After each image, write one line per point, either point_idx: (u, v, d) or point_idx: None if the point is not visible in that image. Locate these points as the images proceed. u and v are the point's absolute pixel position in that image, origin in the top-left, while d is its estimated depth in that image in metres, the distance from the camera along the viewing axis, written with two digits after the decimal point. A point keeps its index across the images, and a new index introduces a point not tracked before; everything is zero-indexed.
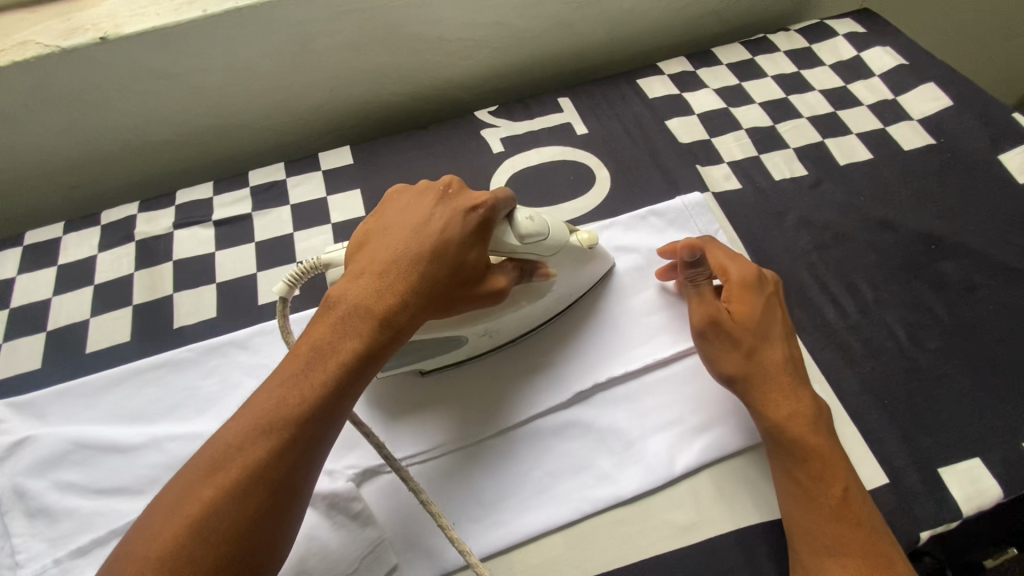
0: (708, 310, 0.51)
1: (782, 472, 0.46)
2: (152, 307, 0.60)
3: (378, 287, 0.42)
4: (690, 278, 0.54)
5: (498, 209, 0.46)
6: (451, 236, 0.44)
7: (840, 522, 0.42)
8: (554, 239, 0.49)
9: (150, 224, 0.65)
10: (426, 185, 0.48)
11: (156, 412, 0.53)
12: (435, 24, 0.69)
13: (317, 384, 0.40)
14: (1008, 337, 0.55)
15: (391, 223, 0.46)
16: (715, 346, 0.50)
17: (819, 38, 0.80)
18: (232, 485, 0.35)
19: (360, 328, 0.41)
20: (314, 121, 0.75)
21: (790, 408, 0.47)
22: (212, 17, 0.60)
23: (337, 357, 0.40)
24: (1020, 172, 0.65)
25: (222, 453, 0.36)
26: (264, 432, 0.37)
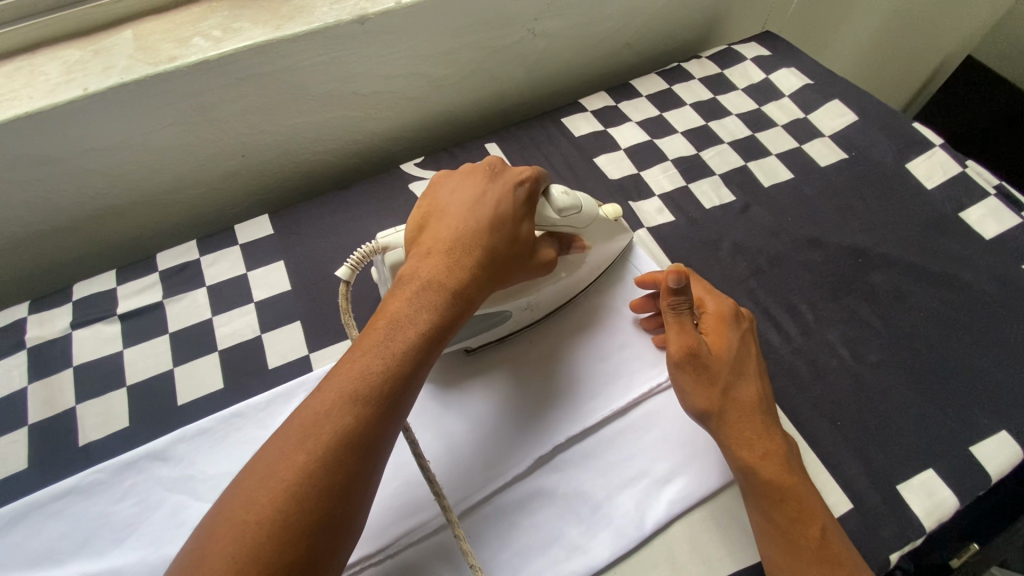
0: (687, 342, 0.48)
1: (760, 515, 0.44)
2: (52, 424, 0.53)
3: (449, 261, 0.44)
4: (672, 306, 0.49)
5: (541, 185, 0.49)
6: (505, 209, 0.47)
7: (822, 564, 0.41)
8: (588, 213, 0.51)
9: (43, 327, 0.58)
10: (471, 168, 0.50)
11: (61, 551, 0.46)
12: (349, 80, 0.66)
13: (398, 352, 0.39)
14: (939, 341, 0.57)
15: (450, 204, 0.48)
16: (693, 384, 0.48)
17: (729, 63, 0.83)
18: (324, 452, 0.35)
19: (434, 299, 0.42)
20: (230, 188, 0.70)
21: (763, 447, 0.45)
22: (94, 96, 0.54)
23: (416, 326, 0.41)
24: (926, 179, 0.69)
25: (312, 422, 0.36)
26: (352, 401, 0.37)
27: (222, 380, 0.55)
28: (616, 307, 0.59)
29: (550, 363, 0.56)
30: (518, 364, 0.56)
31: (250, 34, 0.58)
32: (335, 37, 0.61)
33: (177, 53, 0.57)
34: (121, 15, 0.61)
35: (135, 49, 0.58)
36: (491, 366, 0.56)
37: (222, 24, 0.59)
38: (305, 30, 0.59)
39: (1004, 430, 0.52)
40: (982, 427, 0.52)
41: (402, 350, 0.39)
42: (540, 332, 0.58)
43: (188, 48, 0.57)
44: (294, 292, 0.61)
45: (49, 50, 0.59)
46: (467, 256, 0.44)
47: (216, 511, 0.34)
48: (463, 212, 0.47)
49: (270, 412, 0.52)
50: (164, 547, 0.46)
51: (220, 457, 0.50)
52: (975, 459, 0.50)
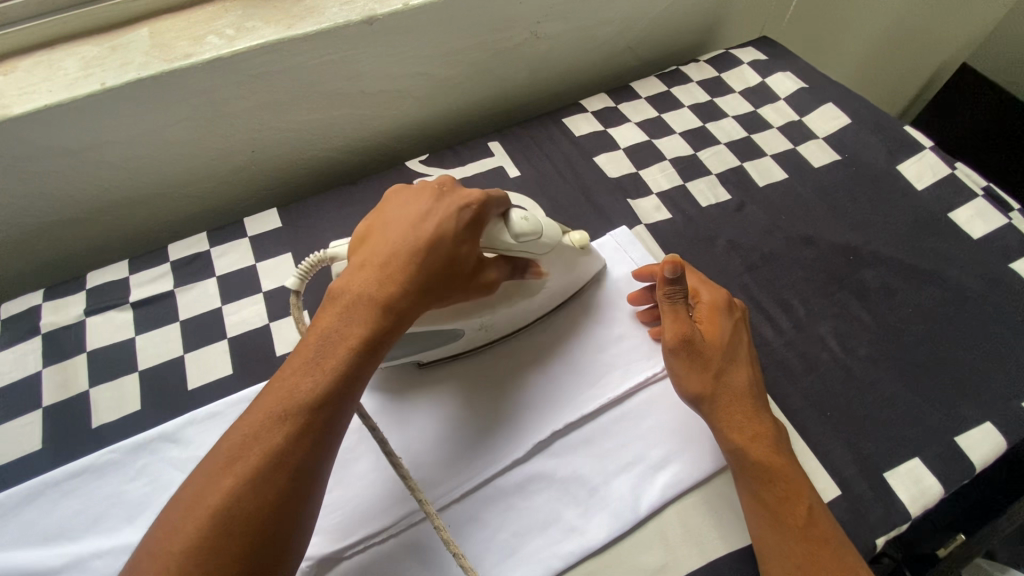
0: (682, 329, 0.50)
1: (749, 496, 0.46)
2: (66, 407, 0.54)
3: (378, 280, 0.43)
4: (669, 296, 0.51)
5: (490, 206, 0.48)
6: (444, 228, 0.45)
7: (808, 540, 0.43)
8: (547, 239, 0.51)
9: (58, 313, 0.60)
10: (419, 182, 0.49)
11: (76, 527, 0.48)
12: (356, 79, 0.68)
13: (327, 372, 0.40)
14: (927, 336, 0.59)
15: (387, 220, 0.47)
16: (686, 369, 0.49)
17: (727, 67, 0.85)
18: (249, 475, 0.36)
19: (365, 317, 0.42)
20: (239, 183, 0.72)
21: (753, 429, 0.47)
22: (112, 90, 0.57)
23: (345, 345, 0.41)
24: (917, 180, 0.71)
25: (239, 446, 0.37)
26: (280, 422, 0.38)
27: (231, 366, 0.57)
28: (612, 300, 0.61)
29: (545, 357, 0.58)
30: (512, 359, 0.58)
31: (262, 33, 0.60)
32: (344, 37, 0.63)
33: (191, 51, 0.59)
34: (138, 13, 0.63)
35: (151, 46, 0.60)
36: (481, 362, 0.58)
37: (235, 23, 0.61)
38: (316, 29, 0.61)
39: (989, 421, 0.53)
40: (967, 418, 0.54)
41: (330, 370, 0.40)
42: (536, 327, 0.60)
43: (202, 45, 0.59)
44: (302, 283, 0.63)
45: (67, 46, 0.61)
46: (396, 273, 0.44)
47: (150, 537, 0.35)
48: (401, 229, 0.45)
49: None
50: None
51: None
52: (959, 448, 0.52)
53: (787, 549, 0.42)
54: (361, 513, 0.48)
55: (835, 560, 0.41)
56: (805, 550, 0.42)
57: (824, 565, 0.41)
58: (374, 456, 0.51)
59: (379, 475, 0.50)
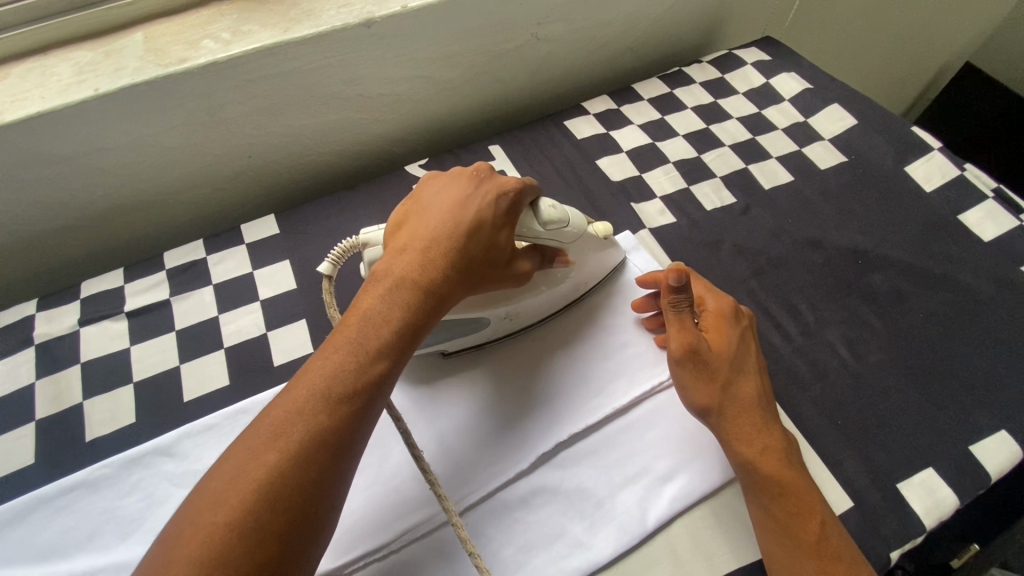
0: (687, 339, 0.49)
1: (760, 510, 0.45)
2: (59, 420, 0.53)
3: (422, 262, 0.44)
4: (673, 305, 0.50)
5: (528, 195, 0.48)
6: (486, 216, 0.46)
7: (821, 559, 0.41)
8: (576, 228, 0.51)
9: (52, 324, 0.59)
10: (459, 170, 0.49)
11: (69, 544, 0.47)
12: (355, 83, 0.67)
13: (371, 351, 0.39)
14: (938, 342, 0.58)
15: (427, 205, 0.47)
16: (692, 380, 0.48)
17: (730, 67, 0.84)
18: (296, 450, 0.35)
19: (408, 298, 0.42)
20: (236, 189, 0.71)
21: (763, 442, 0.46)
22: (105, 96, 0.55)
23: (389, 326, 0.41)
24: (925, 182, 0.70)
25: (284, 419, 0.36)
26: (324, 399, 0.37)
27: (227, 377, 0.55)
28: (618, 307, 0.60)
29: (552, 364, 0.56)
30: (518, 365, 0.57)
31: (258, 37, 0.59)
32: (342, 40, 0.62)
33: (186, 55, 0.58)
34: (132, 18, 0.62)
35: (145, 51, 0.59)
36: (486, 368, 0.56)
37: (231, 27, 0.60)
38: (313, 33, 0.60)
39: (1003, 429, 0.52)
40: (981, 426, 0.52)
41: (375, 349, 0.40)
42: (541, 333, 0.59)
43: (197, 50, 0.58)
44: (300, 291, 0.61)
45: (60, 51, 0.60)
46: (441, 256, 0.44)
47: (181, 514, 0.33)
48: (444, 213, 0.46)
49: None
50: None
51: None
52: (974, 457, 0.51)
53: (799, 566, 0.41)
54: (362, 528, 0.47)
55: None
56: (818, 568, 0.41)
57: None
58: (375, 468, 0.50)
59: (380, 488, 0.49)
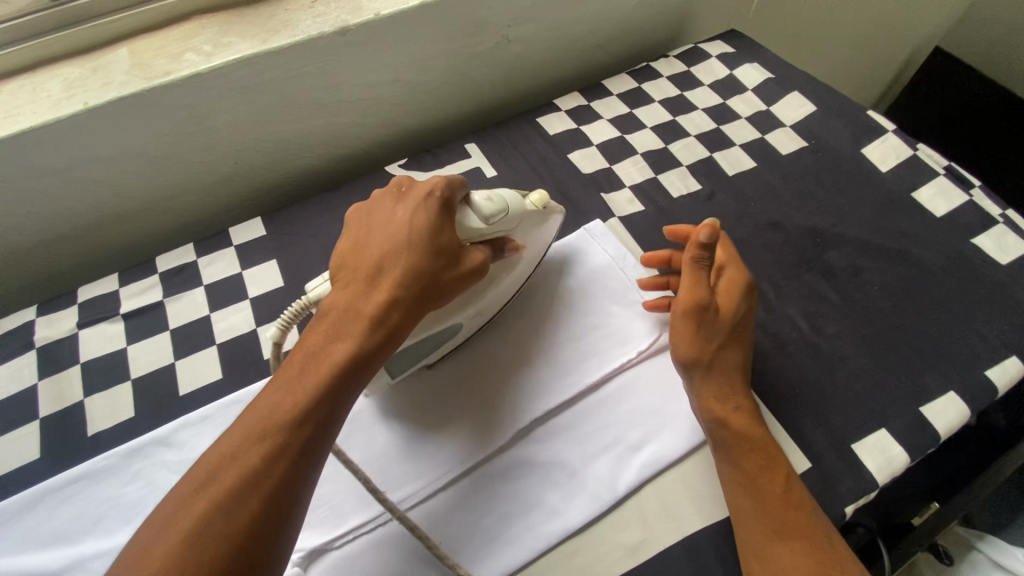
0: (698, 296, 0.51)
1: (729, 466, 0.48)
2: (61, 417, 0.56)
3: (360, 293, 0.46)
4: (697, 259, 0.52)
5: (457, 194, 0.51)
6: (422, 230, 0.48)
7: (785, 509, 0.45)
8: (515, 212, 0.53)
9: (51, 328, 0.62)
10: (385, 192, 0.52)
11: (76, 531, 0.50)
12: (333, 89, 0.70)
13: (316, 383, 0.41)
14: (892, 312, 0.61)
15: (363, 237, 0.49)
16: (691, 333, 0.51)
17: (696, 60, 0.88)
18: (228, 490, 0.36)
19: (352, 327, 0.44)
20: (224, 194, 0.74)
21: (732, 404, 0.50)
22: (94, 110, 0.58)
23: (334, 354, 0.43)
24: (881, 163, 0.73)
25: (221, 460, 0.37)
26: (267, 432, 0.38)
27: (220, 371, 0.59)
28: (589, 291, 0.63)
29: (507, 362, 0.58)
30: (472, 365, 0.58)
31: (238, 48, 0.62)
32: (318, 49, 0.65)
33: (170, 68, 0.61)
34: (117, 34, 0.65)
35: (131, 65, 0.62)
36: (462, 359, 0.59)
37: (212, 39, 0.64)
38: (290, 42, 0.63)
39: (952, 391, 0.55)
40: (931, 389, 0.56)
41: (319, 380, 0.41)
42: (502, 323, 0.61)
43: (180, 62, 0.61)
44: (287, 288, 0.65)
45: (51, 68, 0.63)
46: (379, 285, 0.46)
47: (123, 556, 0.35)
48: (384, 239, 0.48)
49: None
50: None
51: None
52: (925, 418, 0.54)
53: (766, 515, 0.45)
54: (351, 504, 0.50)
55: (810, 525, 0.44)
56: (782, 518, 0.44)
57: (801, 530, 0.44)
58: (363, 448, 0.53)
59: (367, 468, 0.52)
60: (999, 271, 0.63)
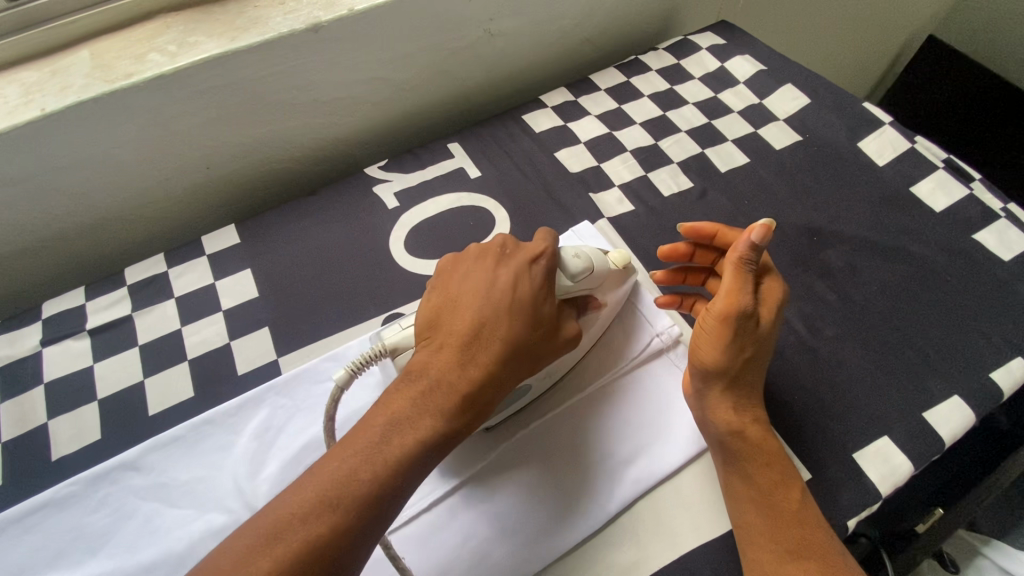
0: (738, 303, 0.46)
1: (739, 479, 0.46)
2: (23, 441, 0.53)
3: (460, 359, 0.43)
4: (741, 262, 0.47)
5: (556, 254, 0.49)
6: (527, 296, 0.46)
7: (800, 526, 0.43)
8: (600, 269, 0.51)
9: (13, 346, 0.59)
10: (483, 248, 0.50)
11: (38, 563, 0.47)
12: (308, 88, 0.67)
13: (391, 459, 0.39)
14: (892, 313, 0.59)
15: (468, 290, 0.46)
16: (727, 340, 0.46)
17: (686, 53, 0.85)
18: (296, 556, 0.34)
19: (439, 403, 0.41)
20: (197, 201, 0.71)
21: (744, 417, 0.48)
22: (52, 116, 0.55)
23: (414, 432, 0.40)
24: (878, 156, 0.71)
25: (289, 520, 0.36)
26: (331, 508, 0.36)
27: (192, 388, 0.56)
28: None
29: None
30: None
31: (205, 47, 0.59)
32: (291, 47, 0.62)
33: (134, 69, 0.58)
34: (78, 34, 0.62)
35: (92, 67, 0.58)
36: None
37: (178, 38, 0.60)
38: (261, 40, 0.60)
39: (956, 395, 0.53)
40: (934, 392, 0.54)
41: (395, 456, 0.39)
42: None
43: (144, 63, 0.58)
44: (262, 299, 0.62)
45: (7, 72, 0.59)
46: (480, 353, 0.43)
47: None
48: (480, 300, 0.45)
49: (240, 417, 0.53)
50: (139, 554, 0.47)
51: (191, 464, 0.51)
52: (928, 424, 0.52)
53: (777, 534, 0.43)
54: None
55: (825, 545, 0.42)
56: (796, 536, 0.42)
57: (815, 551, 0.42)
58: None
59: None
60: (1002, 268, 0.60)
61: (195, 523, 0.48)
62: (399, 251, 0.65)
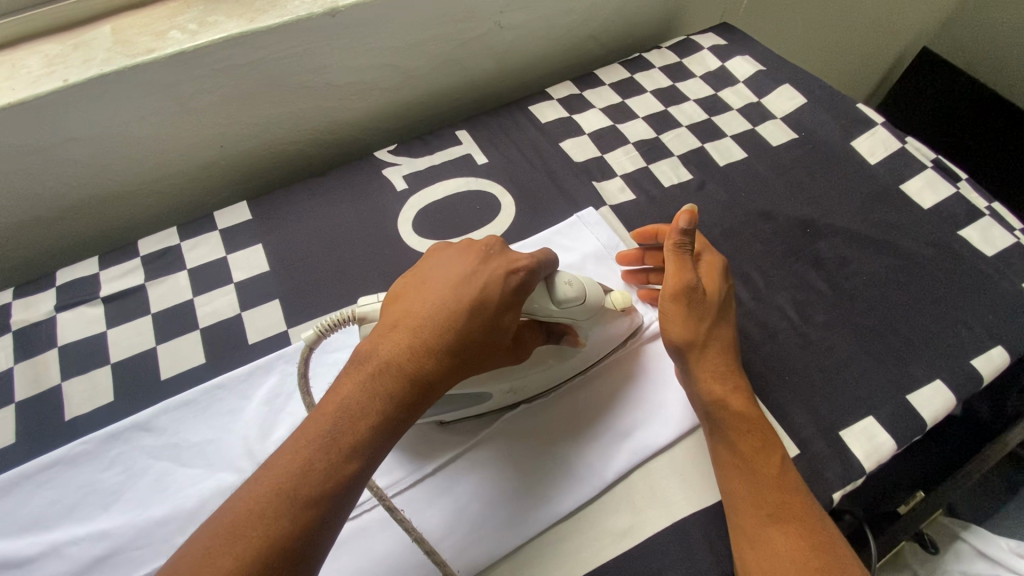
0: (684, 279, 0.51)
1: (724, 447, 0.48)
2: (38, 401, 0.55)
3: (413, 343, 0.41)
4: (679, 245, 0.52)
5: (539, 272, 0.47)
6: (492, 290, 0.44)
7: (781, 490, 0.45)
8: (592, 301, 0.51)
9: (28, 311, 0.60)
10: (470, 243, 0.47)
11: (52, 516, 0.48)
12: (322, 72, 0.69)
13: (343, 448, 0.37)
14: (880, 301, 0.61)
15: (427, 278, 0.45)
16: (682, 314, 0.51)
17: (688, 52, 0.88)
18: (248, 555, 0.32)
19: (393, 388, 0.39)
20: (210, 178, 0.73)
21: (727, 386, 0.50)
22: (74, 87, 0.57)
23: (368, 418, 0.38)
24: (869, 155, 0.74)
25: (244, 516, 0.34)
26: (286, 500, 0.34)
27: (204, 355, 0.57)
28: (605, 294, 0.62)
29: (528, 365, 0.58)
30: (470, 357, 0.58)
31: (224, 27, 0.61)
32: (308, 29, 0.64)
33: (154, 46, 0.59)
34: (102, 11, 0.64)
35: (113, 43, 0.60)
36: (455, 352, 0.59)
37: (197, 18, 0.62)
38: (278, 22, 0.62)
39: (938, 379, 0.56)
40: (918, 376, 0.56)
41: (349, 446, 0.37)
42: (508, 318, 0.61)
43: (164, 41, 0.60)
44: (273, 273, 0.63)
45: (29, 45, 0.61)
46: (436, 337, 0.41)
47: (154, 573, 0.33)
48: (446, 290, 0.43)
49: (251, 383, 0.55)
50: (151, 510, 0.48)
51: (202, 425, 0.52)
52: (911, 406, 0.54)
53: (761, 498, 0.45)
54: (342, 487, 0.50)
55: (803, 506, 0.44)
56: (776, 499, 0.45)
57: (792, 513, 0.44)
58: None
59: None
60: (984, 262, 0.63)
61: (206, 481, 0.50)
62: (406, 231, 0.67)
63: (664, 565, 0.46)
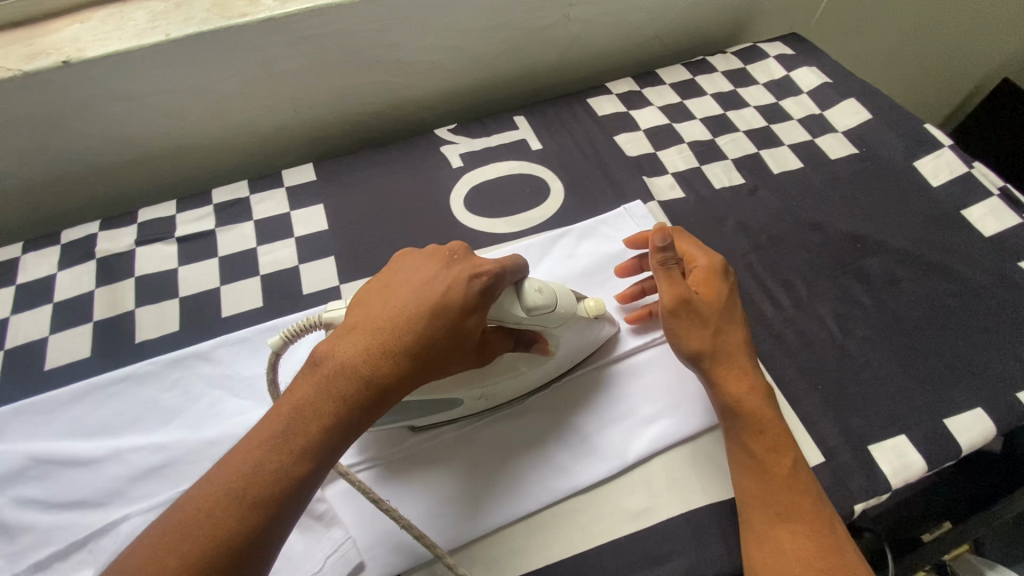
0: (678, 292, 0.51)
1: (739, 446, 0.49)
2: (113, 323, 0.60)
3: (369, 346, 0.40)
4: (661, 261, 0.53)
5: (505, 278, 0.45)
6: (453, 297, 0.42)
7: (792, 491, 0.45)
8: (563, 307, 0.50)
9: (112, 242, 0.66)
10: (434, 249, 0.46)
11: (119, 425, 0.53)
12: (396, 48, 0.72)
13: (293, 449, 0.36)
14: (926, 323, 0.60)
15: (392, 282, 0.44)
16: (688, 324, 0.51)
17: (753, 58, 0.87)
18: (195, 556, 0.33)
19: (347, 390, 0.38)
20: (280, 139, 0.77)
21: (742, 388, 0.50)
22: (174, 41, 0.62)
23: (319, 421, 0.37)
24: (932, 177, 0.72)
25: (192, 516, 0.34)
26: (234, 500, 0.35)
27: (261, 299, 0.62)
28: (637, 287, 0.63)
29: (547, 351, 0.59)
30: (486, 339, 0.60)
31: None
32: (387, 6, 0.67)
33: (247, 10, 0.64)
34: None
35: (210, 4, 0.65)
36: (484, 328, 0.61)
37: None
38: None
39: (979, 407, 0.54)
40: (958, 402, 0.55)
41: (299, 447, 0.37)
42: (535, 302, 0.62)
43: (257, 6, 0.64)
44: (331, 231, 0.67)
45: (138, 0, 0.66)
46: (393, 340, 0.40)
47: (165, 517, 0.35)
48: (409, 294, 0.42)
49: None
50: (203, 431, 0.52)
51: (254, 362, 0.57)
52: (948, 430, 0.53)
53: (772, 497, 0.45)
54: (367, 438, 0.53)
55: (813, 507, 0.45)
56: (786, 498, 0.45)
57: (801, 514, 0.44)
58: None
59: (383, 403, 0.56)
60: None
61: (253, 412, 0.53)
62: (458, 206, 0.70)
63: (675, 549, 0.47)
